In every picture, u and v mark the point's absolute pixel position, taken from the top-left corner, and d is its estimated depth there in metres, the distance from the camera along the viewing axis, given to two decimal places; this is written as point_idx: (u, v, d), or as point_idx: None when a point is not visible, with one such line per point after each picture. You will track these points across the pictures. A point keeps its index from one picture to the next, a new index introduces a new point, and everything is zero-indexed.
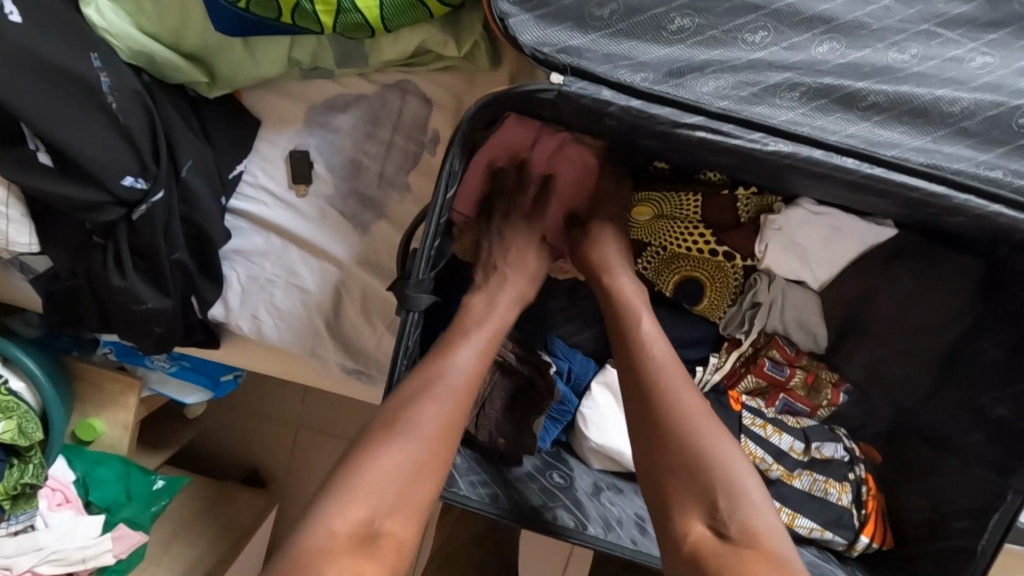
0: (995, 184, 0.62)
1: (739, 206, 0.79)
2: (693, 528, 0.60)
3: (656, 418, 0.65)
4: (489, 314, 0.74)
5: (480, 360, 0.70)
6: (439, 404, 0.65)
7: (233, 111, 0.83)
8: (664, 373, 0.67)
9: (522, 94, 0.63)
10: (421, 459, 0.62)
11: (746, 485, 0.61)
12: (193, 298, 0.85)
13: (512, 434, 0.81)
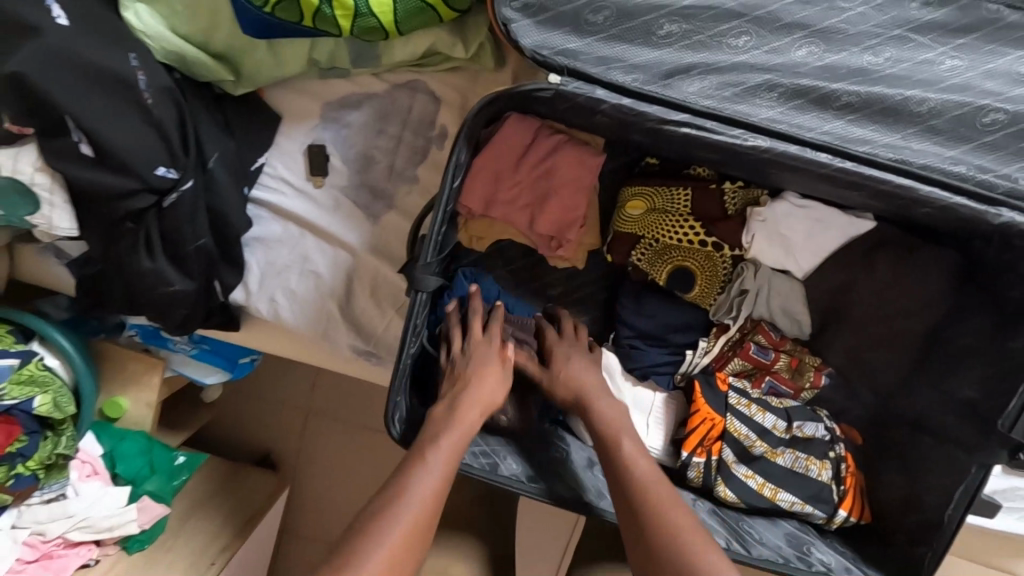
0: (960, 178, 0.67)
1: (726, 198, 0.84)
2: None
3: (649, 537, 0.67)
4: (460, 414, 0.73)
5: (451, 458, 0.70)
6: (428, 481, 0.67)
7: (254, 107, 0.89)
8: (653, 495, 0.70)
9: (523, 93, 0.69)
10: (391, 568, 0.62)
11: None
12: (215, 282, 0.91)
13: (512, 409, 0.86)
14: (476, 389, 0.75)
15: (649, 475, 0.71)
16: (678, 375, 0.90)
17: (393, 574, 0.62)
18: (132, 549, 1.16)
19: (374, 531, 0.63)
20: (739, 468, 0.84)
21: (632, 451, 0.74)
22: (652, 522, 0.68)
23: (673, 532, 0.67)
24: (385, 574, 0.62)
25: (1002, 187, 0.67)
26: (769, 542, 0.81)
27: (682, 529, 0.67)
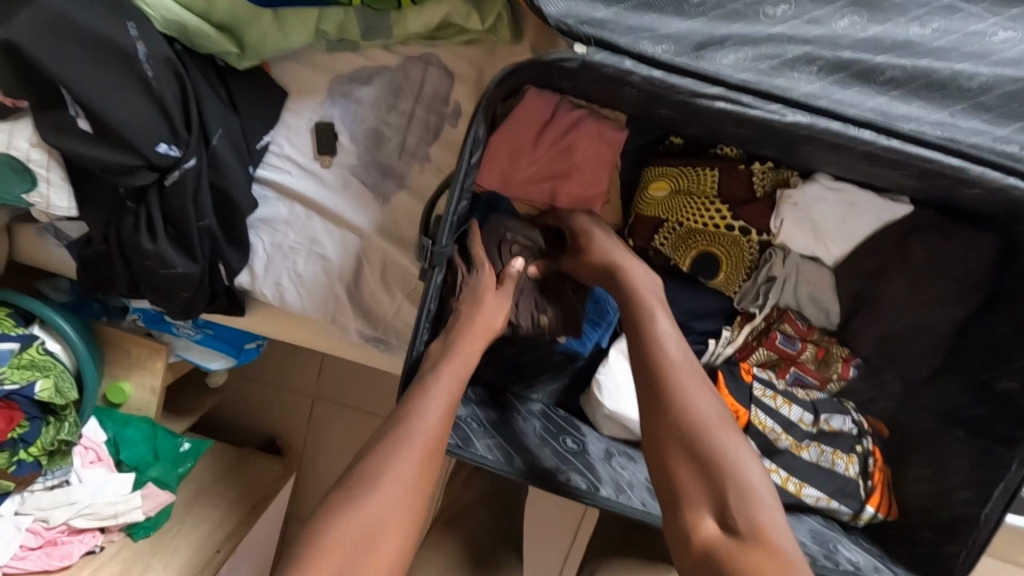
0: (1012, 158, 0.63)
1: (755, 180, 0.79)
2: (701, 525, 0.58)
3: (667, 408, 0.63)
4: (451, 354, 0.71)
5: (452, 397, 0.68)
6: (433, 404, 0.66)
7: (259, 81, 0.85)
8: (675, 369, 0.66)
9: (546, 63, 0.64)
10: (403, 501, 0.60)
11: (755, 481, 0.59)
12: (219, 264, 0.90)
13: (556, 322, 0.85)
14: (477, 309, 0.75)
15: (679, 356, 0.67)
16: (699, 366, 0.86)
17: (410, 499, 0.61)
18: (136, 536, 1.15)
19: (377, 462, 0.61)
20: (763, 462, 0.81)
21: (666, 331, 0.69)
22: (670, 391, 0.64)
23: (693, 409, 0.63)
24: (399, 497, 0.60)
25: None
26: (794, 539, 0.78)
27: (704, 408, 0.63)
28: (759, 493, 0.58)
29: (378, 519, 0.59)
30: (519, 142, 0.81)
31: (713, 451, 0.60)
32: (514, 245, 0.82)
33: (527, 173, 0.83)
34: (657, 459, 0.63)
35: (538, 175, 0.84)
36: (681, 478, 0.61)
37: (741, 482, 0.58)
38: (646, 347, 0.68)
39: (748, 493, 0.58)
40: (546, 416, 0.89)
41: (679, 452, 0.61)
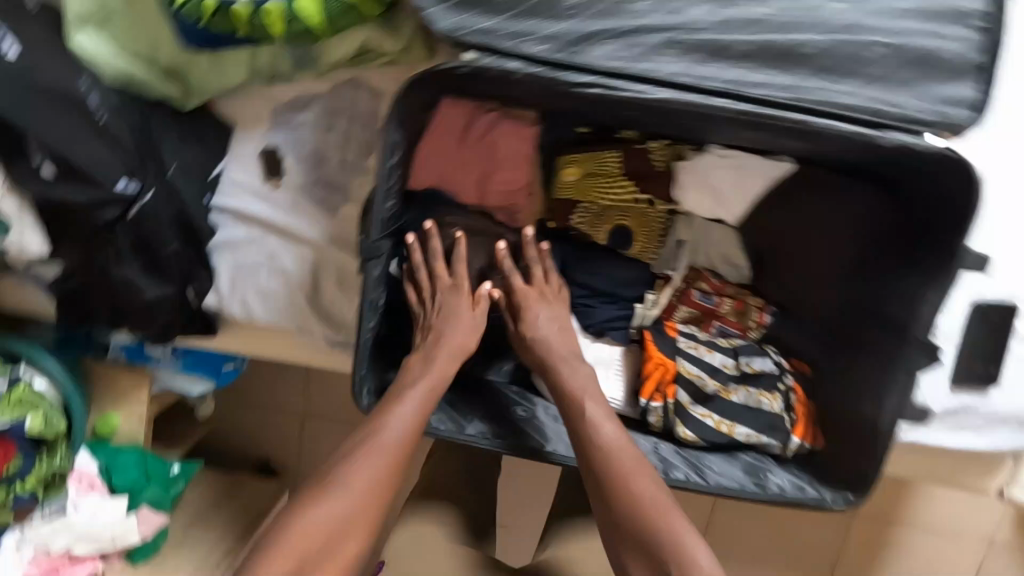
0: (849, 108, 0.72)
1: (653, 156, 0.89)
2: None
3: (622, 513, 0.75)
4: (427, 370, 0.84)
5: (417, 412, 0.81)
6: (400, 419, 0.80)
7: (207, 117, 0.95)
8: (625, 481, 0.76)
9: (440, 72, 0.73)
10: (360, 503, 0.76)
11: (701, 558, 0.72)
12: (190, 288, 0.98)
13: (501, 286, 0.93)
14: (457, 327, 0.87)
15: (625, 461, 0.77)
16: (632, 329, 0.94)
17: (364, 500, 0.76)
18: (136, 560, 1.23)
19: (346, 465, 0.77)
20: (695, 408, 0.90)
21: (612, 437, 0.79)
22: (624, 504, 0.75)
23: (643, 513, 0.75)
24: (358, 500, 0.76)
25: (891, 114, 0.72)
26: (727, 472, 0.87)
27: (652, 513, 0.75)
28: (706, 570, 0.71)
29: (337, 515, 0.75)
30: (446, 139, 0.89)
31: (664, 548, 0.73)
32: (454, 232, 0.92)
33: (458, 164, 0.91)
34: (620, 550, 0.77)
35: (468, 166, 0.91)
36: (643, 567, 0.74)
37: (690, 564, 0.71)
38: (593, 459, 0.78)
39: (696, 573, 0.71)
40: (501, 387, 0.96)
41: (640, 551, 0.74)
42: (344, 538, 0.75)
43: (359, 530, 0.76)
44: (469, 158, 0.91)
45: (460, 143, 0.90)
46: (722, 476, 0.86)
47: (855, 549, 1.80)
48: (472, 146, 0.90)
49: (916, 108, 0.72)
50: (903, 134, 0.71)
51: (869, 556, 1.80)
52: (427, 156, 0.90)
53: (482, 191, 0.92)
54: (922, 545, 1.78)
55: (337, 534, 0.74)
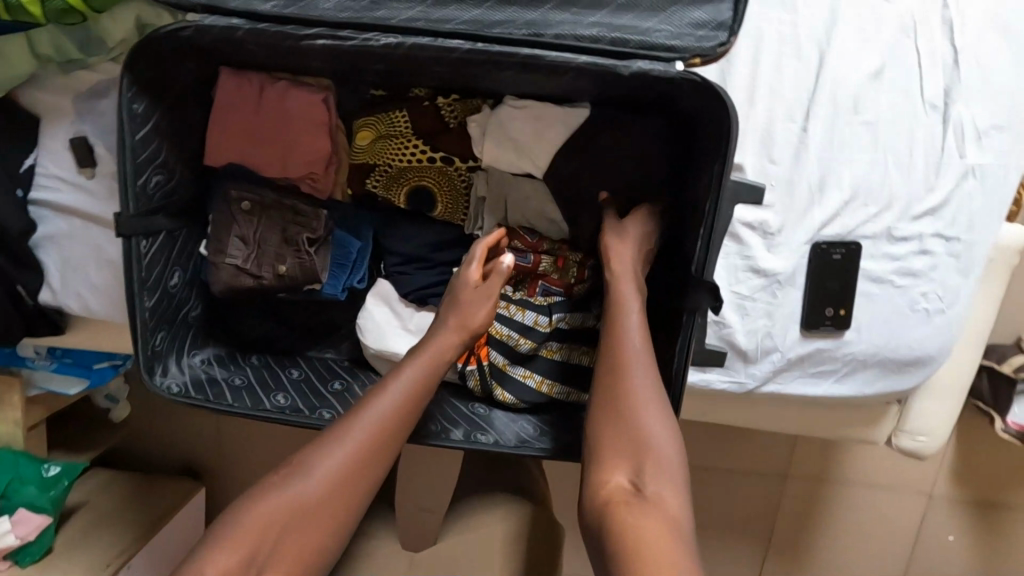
0: (593, 40, 0.68)
1: (444, 112, 0.86)
2: (606, 485, 0.68)
3: (613, 397, 0.72)
4: (423, 345, 0.79)
5: (427, 373, 0.77)
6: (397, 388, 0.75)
7: (8, 111, 0.94)
8: (630, 361, 0.74)
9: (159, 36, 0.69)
10: (326, 500, 0.68)
11: (662, 449, 0.69)
12: (18, 287, 0.99)
13: (293, 262, 0.87)
14: (456, 307, 0.82)
15: (634, 343, 0.75)
16: None
17: (334, 492, 0.69)
18: (24, 561, 1.25)
19: (317, 451, 0.70)
20: (515, 369, 0.88)
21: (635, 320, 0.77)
22: (618, 386, 0.73)
23: (631, 399, 0.72)
24: (322, 486, 0.68)
25: (634, 41, 0.68)
26: (504, 429, 0.86)
27: (639, 406, 0.71)
28: (664, 458, 0.69)
29: (298, 509, 0.67)
30: (231, 110, 0.85)
31: (637, 438, 0.70)
32: (243, 204, 0.86)
33: (250, 135, 0.87)
34: (597, 439, 0.71)
35: (262, 137, 0.87)
36: (618, 454, 0.70)
37: (654, 453, 0.69)
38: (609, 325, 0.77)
39: (659, 461, 0.68)
40: (325, 365, 0.96)
41: (613, 436, 0.71)
42: (288, 548, 0.66)
43: (311, 537, 0.67)
44: (259, 127, 0.86)
45: (248, 113, 0.85)
46: (529, 441, 0.84)
47: (793, 513, 1.76)
48: (259, 116, 0.86)
49: (665, 35, 0.68)
50: (647, 62, 0.67)
51: (808, 519, 1.76)
52: (218, 129, 0.86)
53: (281, 161, 0.88)
54: (861, 503, 1.73)
55: (329, 500, 0.68)
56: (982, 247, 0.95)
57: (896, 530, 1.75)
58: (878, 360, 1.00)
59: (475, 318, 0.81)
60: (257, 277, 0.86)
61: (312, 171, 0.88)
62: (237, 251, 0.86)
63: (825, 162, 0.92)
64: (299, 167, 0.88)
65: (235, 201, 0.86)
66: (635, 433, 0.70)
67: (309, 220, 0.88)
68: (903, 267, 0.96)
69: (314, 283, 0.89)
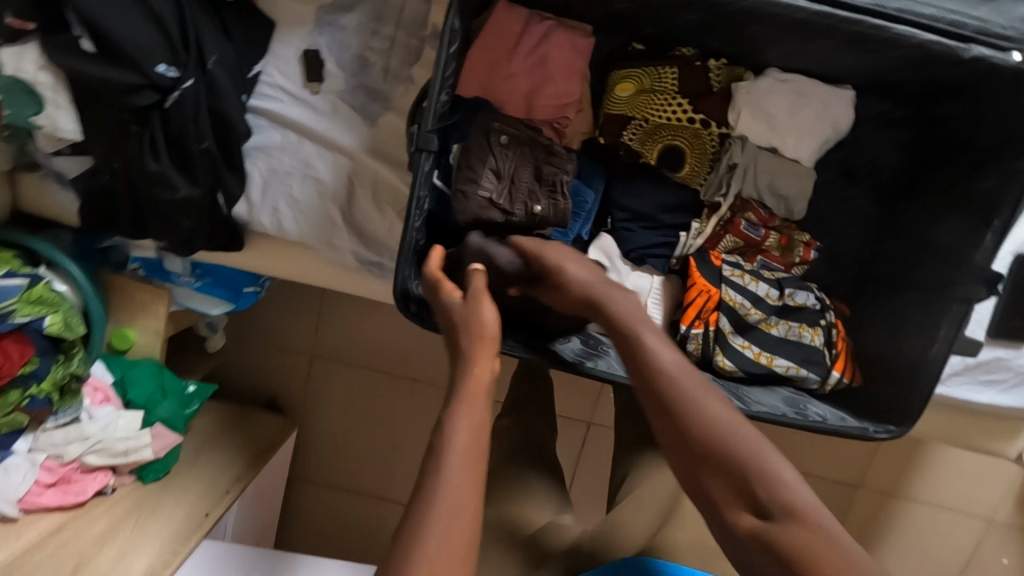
0: (931, 19, 0.69)
1: (711, 74, 0.87)
2: (743, 526, 0.59)
3: (688, 440, 0.63)
4: (463, 392, 0.68)
5: (472, 417, 0.66)
6: (457, 430, 0.64)
7: (249, 12, 0.92)
8: (676, 386, 0.65)
9: None
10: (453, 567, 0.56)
11: (776, 466, 0.59)
12: (219, 192, 0.95)
13: (547, 201, 0.86)
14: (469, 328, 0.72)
15: (671, 366, 0.66)
16: (672, 259, 0.93)
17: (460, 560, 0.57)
18: (147, 478, 1.20)
19: (409, 537, 0.57)
20: (736, 338, 0.88)
21: (658, 346, 0.69)
22: (699, 432, 0.62)
23: (712, 432, 0.61)
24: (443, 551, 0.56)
25: (972, 27, 0.69)
26: (768, 402, 0.85)
27: (718, 433, 0.62)
28: (809, 506, 0.57)
29: None
30: (494, 43, 0.85)
31: (750, 473, 0.59)
32: (502, 136, 0.86)
33: (506, 70, 0.86)
34: (699, 490, 0.62)
35: (517, 72, 0.86)
36: (744, 504, 0.59)
37: (775, 480, 0.58)
38: (635, 357, 0.69)
39: (801, 504, 0.57)
40: None
41: (709, 467, 0.61)
42: None
43: None
44: (520, 62, 0.86)
45: (515, 47, 0.85)
46: (774, 407, 0.84)
47: (858, 521, 1.81)
48: (523, 51, 0.86)
49: (998, 24, 0.69)
50: (986, 48, 0.68)
51: (870, 528, 1.81)
52: (477, 57, 0.86)
53: (530, 99, 0.88)
54: (924, 519, 1.79)
55: None
56: None
57: (951, 549, 1.81)
58: None
59: (490, 329, 0.71)
60: (508, 212, 0.85)
61: (559, 113, 0.88)
62: (491, 182, 0.85)
63: None
64: (545, 108, 0.88)
65: (495, 133, 0.86)
66: (739, 464, 0.59)
67: (562, 162, 0.87)
68: None
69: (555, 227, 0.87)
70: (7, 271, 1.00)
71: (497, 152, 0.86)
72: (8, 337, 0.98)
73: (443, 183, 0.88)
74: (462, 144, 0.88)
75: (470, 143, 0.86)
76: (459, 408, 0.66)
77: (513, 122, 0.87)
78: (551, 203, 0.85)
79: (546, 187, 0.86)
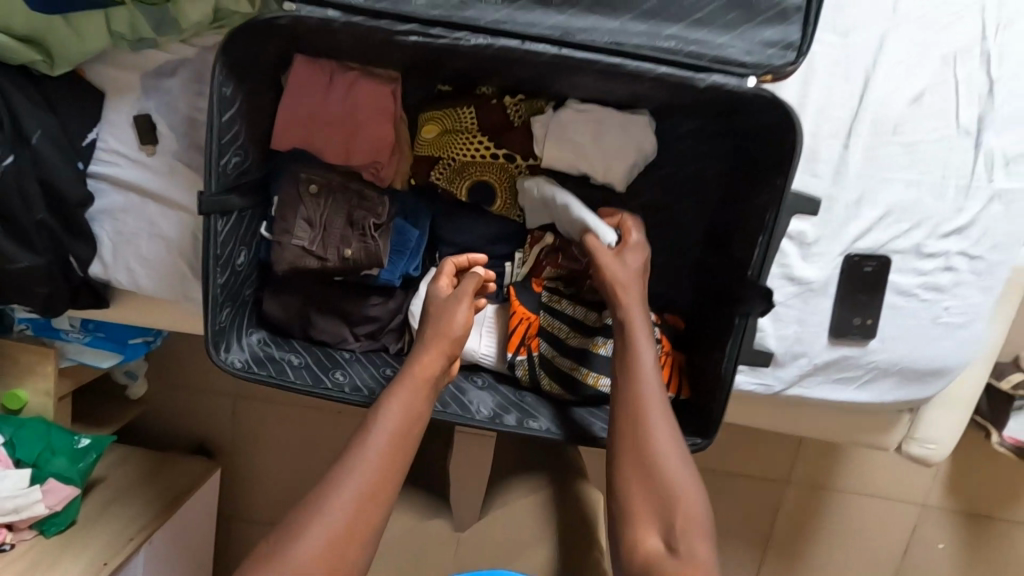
0: (672, 52, 0.73)
1: (509, 110, 0.89)
2: (646, 548, 0.73)
3: (626, 472, 0.76)
4: (410, 370, 0.80)
5: (412, 400, 0.78)
6: (389, 413, 0.76)
7: (74, 84, 0.96)
8: (650, 414, 0.77)
9: (262, 24, 0.73)
10: (356, 512, 0.70)
11: (691, 497, 0.74)
12: (70, 257, 0.99)
13: (358, 244, 0.89)
14: (433, 321, 0.84)
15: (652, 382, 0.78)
16: (504, 287, 0.98)
17: (359, 510, 0.70)
18: (49, 532, 1.25)
19: (330, 482, 0.71)
20: (562, 361, 0.90)
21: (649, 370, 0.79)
22: (640, 463, 0.75)
23: (655, 462, 0.75)
24: (351, 504, 0.70)
25: (709, 56, 0.73)
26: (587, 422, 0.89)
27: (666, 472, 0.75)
28: (697, 519, 0.73)
29: (325, 543, 0.67)
30: (296, 97, 0.87)
31: (677, 511, 0.73)
32: (311, 187, 0.90)
33: (310, 121, 0.88)
34: (623, 500, 0.76)
35: (324, 122, 0.88)
36: (665, 523, 0.73)
37: (688, 517, 0.73)
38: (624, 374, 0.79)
39: (697, 525, 0.72)
40: (374, 355, 0.96)
41: (636, 482, 0.75)
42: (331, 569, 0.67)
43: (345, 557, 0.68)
44: (328, 111, 0.88)
45: (322, 99, 0.87)
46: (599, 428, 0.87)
47: (791, 517, 1.81)
48: (329, 101, 0.87)
49: (737, 51, 0.73)
50: (721, 78, 0.73)
51: (804, 523, 1.82)
52: (287, 112, 0.87)
53: (344, 146, 0.90)
54: (857, 511, 1.79)
55: (347, 528, 0.69)
56: (1004, 269, 1.01)
57: (886, 538, 1.82)
58: (899, 369, 1.05)
59: (454, 331, 0.83)
60: (322, 258, 0.89)
61: (372, 157, 0.90)
62: (302, 231, 0.89)
63: (864, 178, 0.98)
64: (359, 154, 0.90)
65: (304, 184, 0.90)
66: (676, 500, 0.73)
67: (373, 206, 0.91)
68: (929, 283, 1.01)
69: (375, 267, 0.91)
70: None
71: (306, 203, 0.89)
72: None
73: (268, 233, 0.91)
74: (277, 197, 0.90)
75: (280, 196, 0.90)
76: (398, 393, 0.78)
77: (323, 171, 0.92)
78: (362, 246, 0.89)
79: (357, 230, 0.90)
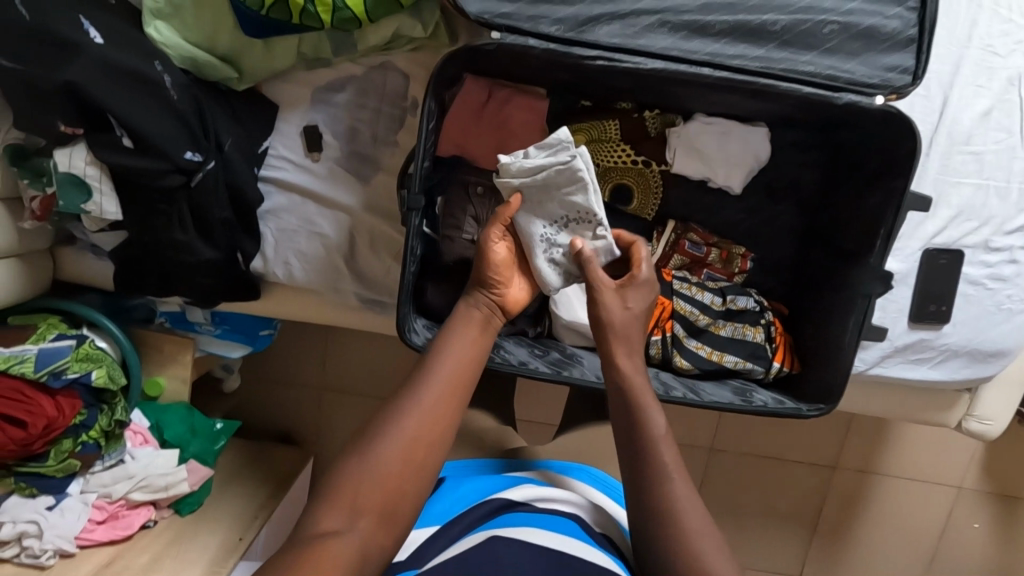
0: (810, 74, 0.87)
1: (648, 122, 1.03)
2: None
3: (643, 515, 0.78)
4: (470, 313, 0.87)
5: (473, 342, 0.85)
6: (449, 353, 0.83)
7: (255, 99, 1.08)
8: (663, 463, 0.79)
9: (471, 49, 0.87)
10: (427, 431, 0.77)
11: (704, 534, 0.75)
12: (238, 252, 1.09)
13: None
14: (485, 266, 0.90)
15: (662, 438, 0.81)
16: None
17: (430, 427, 0.77)
18: (184, 511, 1.33)
19: (397, 406, 0.78)
20: (690, 341, 1.03)
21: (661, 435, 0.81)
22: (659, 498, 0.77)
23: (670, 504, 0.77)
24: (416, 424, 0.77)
25: (843, 79, 0.87)
26: (719, 393, 1.00)
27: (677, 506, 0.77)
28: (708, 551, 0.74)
29: (397, 453, 0.75)
30: (462, 113, 1.00)
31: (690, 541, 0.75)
32: (477, 188, 1.05)
33: (473, 134, 1.02)
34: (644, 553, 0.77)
35: (485, 133, 1.02)
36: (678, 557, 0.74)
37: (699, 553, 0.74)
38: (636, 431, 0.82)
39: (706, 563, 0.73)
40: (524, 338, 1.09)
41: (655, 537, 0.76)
42: (404, 476, 0.74)
43: (415, 466, 0.75)
44: (490, 123, 1.01)
45: (484, 114, 1.01)
46: (731, 398, 0.99)
47: (837, 500, 1.94)
48: (489, 115, 1.01)
49: (864, 73, 0.87)
50: (855, 95, 0.88)
51: (848, 506, 1.95)
52: (455, 123, 1.01)
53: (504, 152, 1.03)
54: (898, 493, 1.93)
55: (416, 444, 0.76)
56: None
57: (925, 519, 1.95)
58: (967, 350, 1.19)
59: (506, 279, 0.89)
60: None
61: None
62: (471, 226, 1.04)
63: (940, 182, 1.12)
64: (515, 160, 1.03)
65: (471, 186, 1.05)
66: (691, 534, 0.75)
67: None
68: (994, 273, 1.16)
69: None
70: (58, 333, 1.16)
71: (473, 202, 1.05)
72: (61, 392, 1.13)
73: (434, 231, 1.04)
74: (445, 197, 1.05)
75: (450, 196, 1.05)
76: (456, 336, 0.85)
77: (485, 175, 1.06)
78: None
79: None
